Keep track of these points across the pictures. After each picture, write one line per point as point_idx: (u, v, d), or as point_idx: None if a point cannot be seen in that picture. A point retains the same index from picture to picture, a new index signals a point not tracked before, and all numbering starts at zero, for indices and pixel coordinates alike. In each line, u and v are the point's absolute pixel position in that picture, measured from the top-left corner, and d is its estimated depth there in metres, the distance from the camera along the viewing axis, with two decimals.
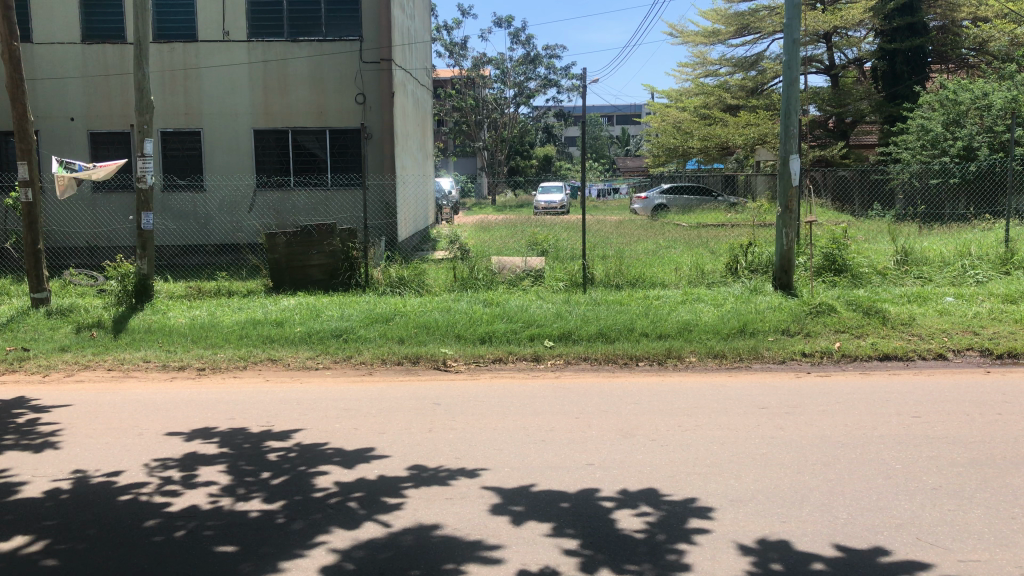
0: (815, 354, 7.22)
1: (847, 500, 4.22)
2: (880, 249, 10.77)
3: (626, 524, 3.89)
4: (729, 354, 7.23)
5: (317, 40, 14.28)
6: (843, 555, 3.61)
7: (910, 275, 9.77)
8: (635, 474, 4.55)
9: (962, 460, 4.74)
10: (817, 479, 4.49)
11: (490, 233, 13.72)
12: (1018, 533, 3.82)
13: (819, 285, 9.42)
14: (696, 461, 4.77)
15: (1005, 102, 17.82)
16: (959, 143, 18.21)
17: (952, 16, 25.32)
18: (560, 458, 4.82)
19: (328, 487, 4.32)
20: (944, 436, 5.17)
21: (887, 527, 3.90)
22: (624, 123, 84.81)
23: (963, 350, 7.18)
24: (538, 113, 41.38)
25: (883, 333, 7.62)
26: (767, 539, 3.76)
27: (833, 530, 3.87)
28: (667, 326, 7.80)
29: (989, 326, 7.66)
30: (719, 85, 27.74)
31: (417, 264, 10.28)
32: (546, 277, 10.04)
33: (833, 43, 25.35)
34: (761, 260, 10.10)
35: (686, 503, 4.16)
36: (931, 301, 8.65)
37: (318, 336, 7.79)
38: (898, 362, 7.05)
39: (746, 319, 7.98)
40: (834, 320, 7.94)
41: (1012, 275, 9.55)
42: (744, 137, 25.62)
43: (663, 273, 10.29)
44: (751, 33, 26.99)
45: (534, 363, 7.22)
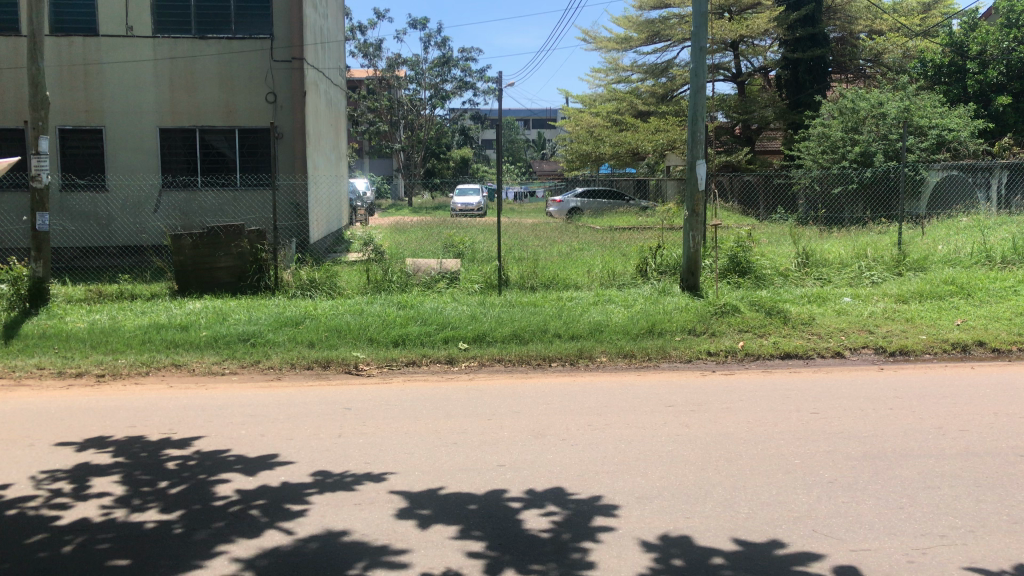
0: (719, 353, 7.42)
1: (749, 495, 4.35)
2: (783, 252, 11.09)
3: (531, 524, 3.92)
4: (638, 354, 7.38)
5: (225, 37, 13.95)
6: (742, 549, 3.73)
7: (811, 276, 10.12)
8: (545, 474, 4.60)
9: (855, 453, 4.96)
10: (720, 475, 4.63)
11: (405, 235, 13.61)
12: (905, 522, 4.02)
13: (723, 286, 9.68)
14: (605, 459, 4.86)
15: (899, 111, 18.63)
16: (857, 148, 18.86)
17: (849, 28, 26.46)
18: (471, 460, 4.83)
19: (227, 496, 4.23)
20: (840, 430, 5.40)
21: (785, 521, 4.03)
22: (539, 127, 85.81)
23: (859, 348, 7.49)
24: (454, 115, 41.34)
25: (784, 333, 7.89)
26: (669, 535, 3.85)
27: (735, 525, 3.99)
28: (579, 327, 7.90)
29: (882, 325, 8.02)
30: (630, 91, 28.37)
31: (328, 267, 10.17)
32: (461, 280, 10.02)
33: (740, 51, 26.09)
34: (669, 261, 10.31)
35: (591, 501, 4.22)
36: (829, 302, 8.99)
37: (225, 341, 7.60)
38: (798, 360, 7.32)
39: (654, 319, 8.14)
40: (737, 320, 8.17)
41: (904, 276, 10.02)
42: (654, 143, 25.74)
43: (576, 275, 10.39)
44: (661, 40, 27.52)
45: (448, 366, 7.20)
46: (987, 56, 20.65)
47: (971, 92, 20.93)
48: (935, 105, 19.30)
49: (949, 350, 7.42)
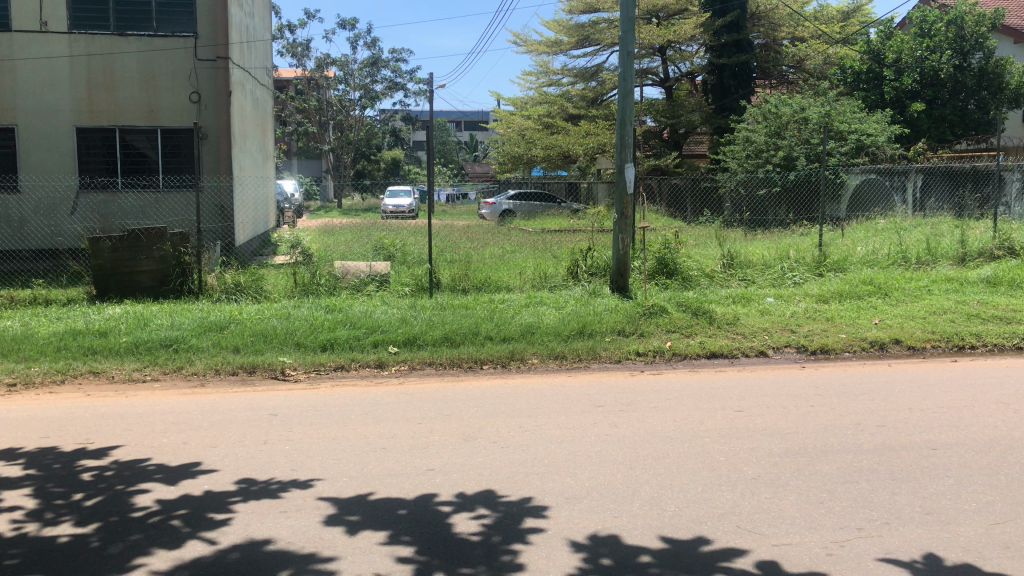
0: (647, 353, 7.53)
1: (676, 493, 4.42)
2: (710, 254, 11.29)
3: (460, 528, 3.91)
4: (569, 355, 7.42)
5: (147, 34, 13.56)
6: (668, 547, 3.78)
7: (736, 277, 10.35)
8: (475, 477, 4.59)
9: (778, 450, 5.08)
10: (647, 474, 4.68)
11: (335, 237, 13.44)
12: (825, 516, 4.14)
13: (652, 287, 9.82)
14: (535, 461, 4.88)
15: (820, 117, 19.18)
16: (780, 152, 19.36)
17: (773, 35, 26.98)
18: (400, 465, 4.78)
19: (147, 506, 4.10)
20: (764, 427, 5.52)
21: (710, 518, 4.10)
22: (471, 129, 85.79)
23: (781, 348, 7.69)
24: (384, 116, 41.02)
25: (709, 333, 8.04)
26: (597, 535, 3.87)
27: (662, 523, 4.04)
28: (510, 329, 7.91)
29: (804, 324, 8.25)
30: (561, 95, 28.58)
31: (255, 270, 9.98)
32: (391, 283, 9.94)
33: (667, 56, 26.47)
34: (599, 263, 10.41)
35: (521, 503, 4.22)
36: (753, 302, 9.20)
37: (146, 347, 7.38)
38: (723, 359, 7.47)
39: (584, 320, 8.20)
40: (665, 320, 8.28)
41: (824, 276, 10.32)
42: (584, 146, 25.94)
43: (508, 277, 10.40)
44: (590, 45, 27.80)
45: (378, 370, 7.13)
46: (902, 64, 21.44)
47: (887, 98, 21.64)
48: (854, 111, 19.94)
49: (867, 348, 7.66)
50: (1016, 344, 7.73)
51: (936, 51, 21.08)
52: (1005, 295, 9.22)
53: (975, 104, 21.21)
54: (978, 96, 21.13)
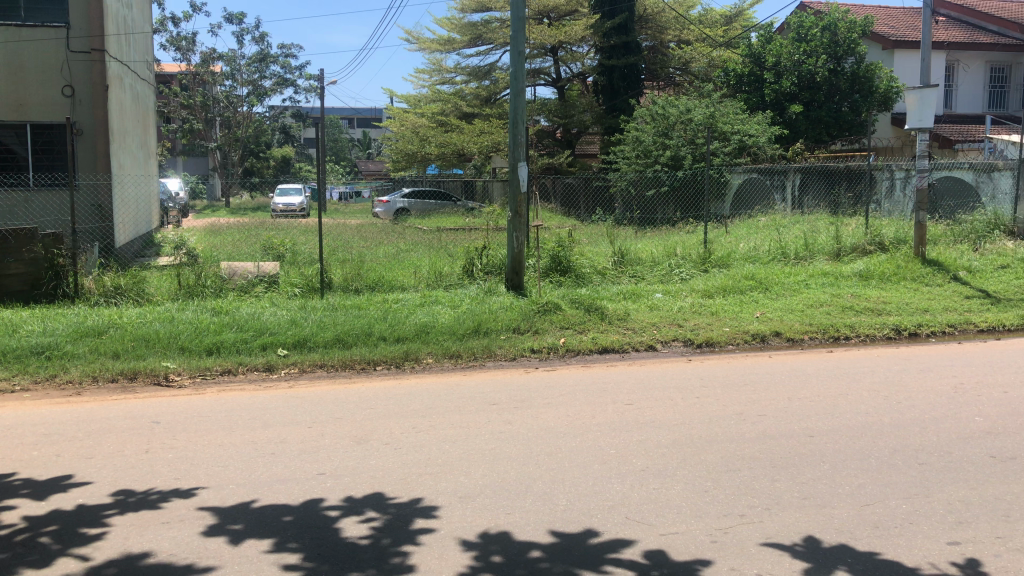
0: (542, 350, 7.61)
1: (567, 487, 4.48)
2: (602, 251, 11.50)
3: (349, 532, 3.85)
4: (464, 354, 7.42)
5: (13, 24, 12.78)
6: (558, 541, 3.83)
7: (626, 274, 10.58)
8: (367, 479, 4.53)
9: (666, 441, 5.22)
10: (539, 470, 4.73)
11: (223, 237, 13.04)
12: (709, 504, 4.27)
13: (546, 284, 9.93)
14: (428, 461, 4.85)
15: (704, 118, 19.81)
16: (668, 152, 19.91)
17: (660, 38, 27.88)
18: (289, 470, 4.68)
19: (13, 524, 3.87)
20: (652, 420, 5.67)
21: (600, 510, 4.18)
22: (364, 127, 84.79)
23: (669, 342, 7.91)
24: (274, 113, 40.05)
25: (602, 328, 8.20)
26: (488, 533, 3.89)
27: (553, 517, 4.09)
28: (405, 329, 7.84)
29: (691, 319, 8.52)
30: (454, 93, 28.55)
31: (136, 273, 9.57)
32: (280, 283, 9.71)
33: (559, 57, 26.83)
34: (494, 262, 10.46)
35: (411, 504, 4.20)
36: (643, 298, 9.44)
37: (14, 355, 6.97)
38: (615, 354, 7.63)
39: (479, 318, 8.21)
40: (559, 317, 8.39)
41: (710, 272, 10.67)
42: (479, 145, 25.99)
43: (402, 276, 10.32)
44: (483, 44, 27.90)
45: (267, 374, 6.95)
46: (781, 67, 22.38)
47: (768, 100, 22.58)
48: (737, 112, 20.69)
49: (750, 341, 7.98)
50: (886, 334, 8.20)
51: (812, 55, 22.07)
52: (877, 288, 9.76)
53: (848, 106, 22.32)
54: (851, 99, 22.25)
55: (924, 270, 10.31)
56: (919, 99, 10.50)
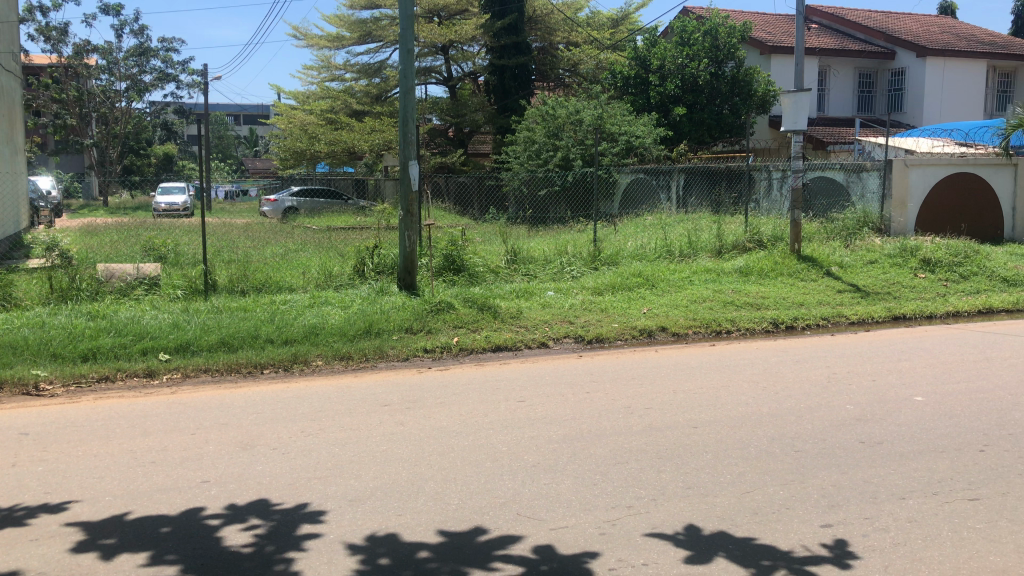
0: (434, 349, 7.60)
1: (459, 486, 4.49)
2: (495, 249, 11.57)
3: (231, 541, 3.75)
4: (355, 356, 7.33)
5: None
6: (447, 541, 3.83)
7: (519, 272, 10.66)
8: (253, 486, 4.43)
9: (557, 437, 5.29)
10: (431, 469, 4.72)
11: (99, 238, 12.45)
12: (598, 497, 4.37)
13: (438, 284, 9.90)
14: (317, 465, 4.77)
15: (593, 119, 20.20)
16: (559, 152, 20.20)
17: (549, 40, 28.24)
18: (170, 479, 4.52)
19: None
20: (543, 416, 5.74)
21: (491, 508, 4.21)
22: (251, 124, 82.50)
23: (560, 338, 8.04)
24: (155, 108, 38.48)
25: (495, 327, 8.25)
26: (376, 535, 3.86)
27: (444, 517, 4.09)
28: (293, 331, 7.68)
29: (581, 315, 8.67)
30: (344, 90, 28.11)
31: (2, 276, 9.02)
32: (161, 285, 9.34)
33: (450, 56, 26.84)
34: (386, 261, 10.37)
35: (297, 510, 4.13)
36: (535, 296, 9.54)
37: None
38: (507, 352, 7.69)
39: (371, 318, 8.11)
40: (452, 316, 8.39)
41: (600, 270, 10.89)
42: (370, 143, 25.68)
43: (290, 277, 10.08)
44: (373, 41, 27.60)
45: (148, 380, 6.68)
46: (665, 70, 23.02)
47: (653, 102, 23.22)
48: (624, 113, 21.19)
49: (637, 336, 8.18)
50: (764, 328, 8.56)
51: (695, 58, 22.79)
52: (757, 283, 10.18)
53: (729, 109, 23.16)
54: (731, 102, 23.09)
55: (799, 266, 10.81)
56: (793, 102, 11.00)
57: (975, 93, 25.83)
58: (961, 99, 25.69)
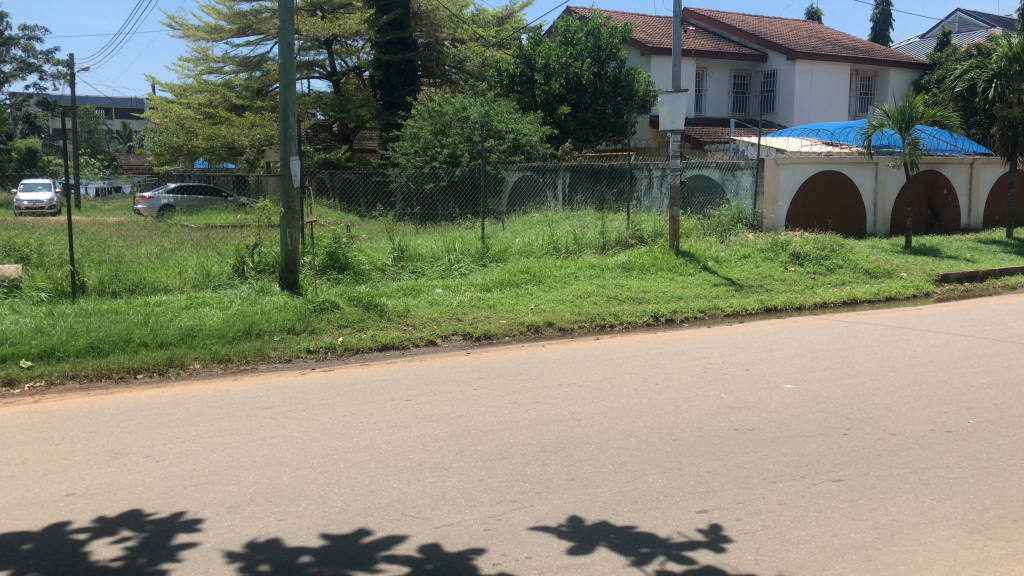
0: (319, 350, 7.46)
1: (343, 488, 4.42)
2: (381, 247, 11.45)
3: (98, 555, 3.58)
4: (235, 358, 7.11)
5: None
6: (329, 544, 3.77)
7: (406, 270, 10.58)
8: (123, 497, 4.23)
9: (442, 435, 5.28)
10: (314, 472, 4.63)
11: None
12: (484, 493, 4.39)
13: (322, 283, 9.71)
14: (193, 472, 4.61)
15: (480, 116, 20.25)
16: (445, 149, 20.13)
17: (435, 36, 27.99)
18: (32, 493, 4.26)
19: None
20: (429, 414, 5.72)
21: (375, 508, 4.17)
22: (123, 117, 78.77)
23: (449, 336, 8.03)
24: (16, 100, 36.22)
25: (381, 325, 8.17)
26: (255, 542, 3.76)
27: (327, 520, 4.02)
28: (168, 333, 7.38)
29: (469, 312, 8.68)
30: (223, 83, 27.21)
31: None
32: (23, 288, 8.80)
33: (333, 50, 26.42)
34: (267, 260, 10.09)
35: (172, 519, 3.97)
36: (423, 293, 9.50)
37: None
38: (394, 351, 7.63)
39: (251, 319, 7.86)
40: (336, 315, 8.26)
41: (487, 267, 10.94)
42: (250, 138, 24.95)
43: (165, 277, 9.68)
44: (253, 33, 26.82)
45: (7, 390, 6.29)
46: (550, 69, 23.30)
47: (538, 100, 23.44)
48: (510, 111, 21.35)
49: (524, 332, 8.27)
50: (646, 321, 8.81)
51: (579, 58, 23.19)
52: (638, 279, 10.44)
53: (611, 108, 23.67)
54: (614, 101, 23.59)
55: (678, 261, 11.16)
56: (670, 102, 11.33)
57: (840, 95, 27.33)
58: (828, 101, 27.09)
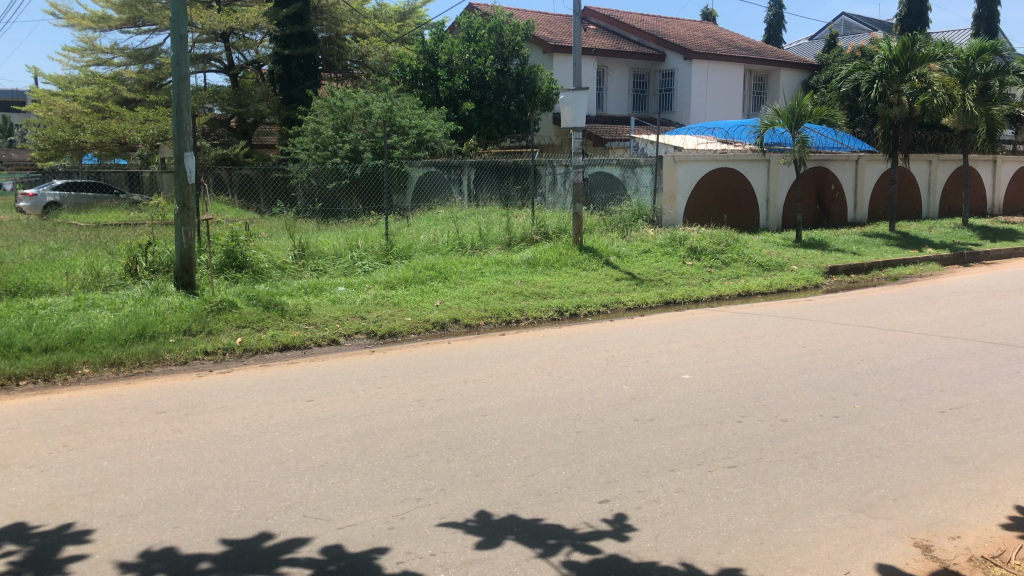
0: (216, 351, 7.25)
1: (242, 492, 4.32)
2: (281, 244, 11.21)
3: None
4: (127, 361, 6.86)
5: None
6: (229, 549, 3.69)
7: (307, 268, 10.40)
8: (6, 510, 4.03)
9: (346, 435, 5.22)
10: (211, 477, 4.51)
11: None
12: (388, 492, 4.37)
13: (220, 282, 9.44)
14: (82, 482, 4.42)
15: (382, 111, 20.06)
16: (347, 145, 19.85)
17: (336, 30, 27.42)
18: None
19: None
20: (333, 414, 5.64)
21: (276, 512, 4.09)
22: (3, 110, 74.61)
23: (352, 334, 7.93)
24: None
25: (282, 325, 8.01)
26: (150, 551, 3.64)
27: (225, 525, 3.93)
28: (55, 337, 7.05)
29: (373, 310, 8.60)
30: (112, 76, 26.13)
31: None
32: None
33: (230, 43, 25.51)
34: (161, 259, 9.74)
35: (60, 531, 3.81)
36: (325, 292, 9.35)
37: None
38: (296, 351, 7.49)
39: (144, 321, 7.57)
40: (234, 315, 8.04)
41: (391, 264, 10.85)
42: (142, 134, 24.05)
43: (51, 278, 9.24)
44: (144, 24, 25.85)
45: None
46: (453, 65, 23.25)
47: (442, 96, 23.26)
48: (413, 107, 21.21)
49: (430, 329, 8.24)
50: (550, 316, 8.91)
51: (482, 54, 23.24)
52: (543, 274, 10.55)
53: (515, 105, 23.81)
54: (517, 98, 23.74)
55: (581, 256, 11.33)
56: (573, 100, 11.48)
57: (735, 94, 28.23)
58: (723, 100, 27.96)
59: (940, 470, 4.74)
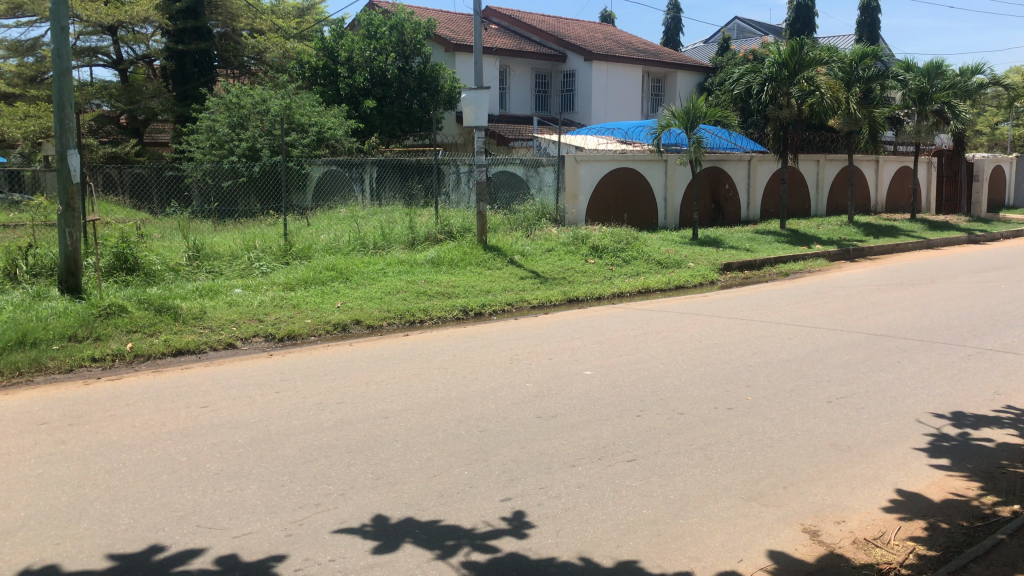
0: (104, 358, 6.95)
1: (130, 504, 4.14)
2: (174, 245, 10.83)
3: None
4: (5, 371, 6.49)
5: None
6: (116, 565, 3.54)
7: (202, 270, 10.08)
8: None
9: (241, 441, 5.08)
10: (97, 489, 4.32)
11: None
12: (285, 498, 4.27)
13: (108, 285, 9.05)
14: None
15: (280, 109, 19.64)
16: (244, 143, 19.34)
17: (231, 25, 26.68)
18: None
19: None
20: (229, 420, 5.48)
21: (168, 522, 3.94)
22: None
23: (249, 338, 7.73)
24: None
25: (175, 329, 7.73)
26: (29, 571, 3.46)
27: (112, 539, 3.76)
28: None
29: (271, 313, 8.40)
30: None
31: None
32: None
33: (119, 36, 24.48)
34: (44, 262, 9.28)
35: None
36: (220, 294, 9.07)
37: None
38: (190, 356, 7.25)
39: (24, 327, 7.17)
40: (124, 320, 7.71)
41: (290, 264, 10.62)
42: (23, 130, 22.87)
43: None
44: (24, 15, 24.54)
45: None
46: (353, 62, 22.95)
47: (342, 94, 22.94)
48: (313, 104, 20.82)
49: (331, 331, 8.10)
50: (454, 316, 8.89)
51: (383, 52, 23.02)
52: (447, 273, 10.51)
53: (417, 104, 23.67)
54: (420, 97, 23.62)
55: (485, 255, 11.35)
56: (474, 100, 11.49)
57: (634, 95, 28.81)
58: (623, 101, 28.49)
59: (827, 458, 4.94)
